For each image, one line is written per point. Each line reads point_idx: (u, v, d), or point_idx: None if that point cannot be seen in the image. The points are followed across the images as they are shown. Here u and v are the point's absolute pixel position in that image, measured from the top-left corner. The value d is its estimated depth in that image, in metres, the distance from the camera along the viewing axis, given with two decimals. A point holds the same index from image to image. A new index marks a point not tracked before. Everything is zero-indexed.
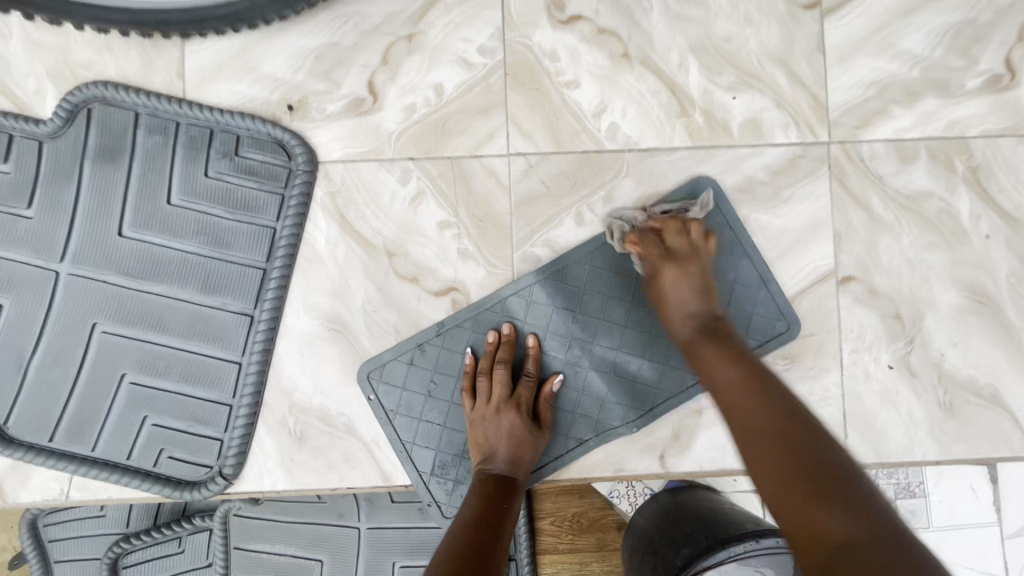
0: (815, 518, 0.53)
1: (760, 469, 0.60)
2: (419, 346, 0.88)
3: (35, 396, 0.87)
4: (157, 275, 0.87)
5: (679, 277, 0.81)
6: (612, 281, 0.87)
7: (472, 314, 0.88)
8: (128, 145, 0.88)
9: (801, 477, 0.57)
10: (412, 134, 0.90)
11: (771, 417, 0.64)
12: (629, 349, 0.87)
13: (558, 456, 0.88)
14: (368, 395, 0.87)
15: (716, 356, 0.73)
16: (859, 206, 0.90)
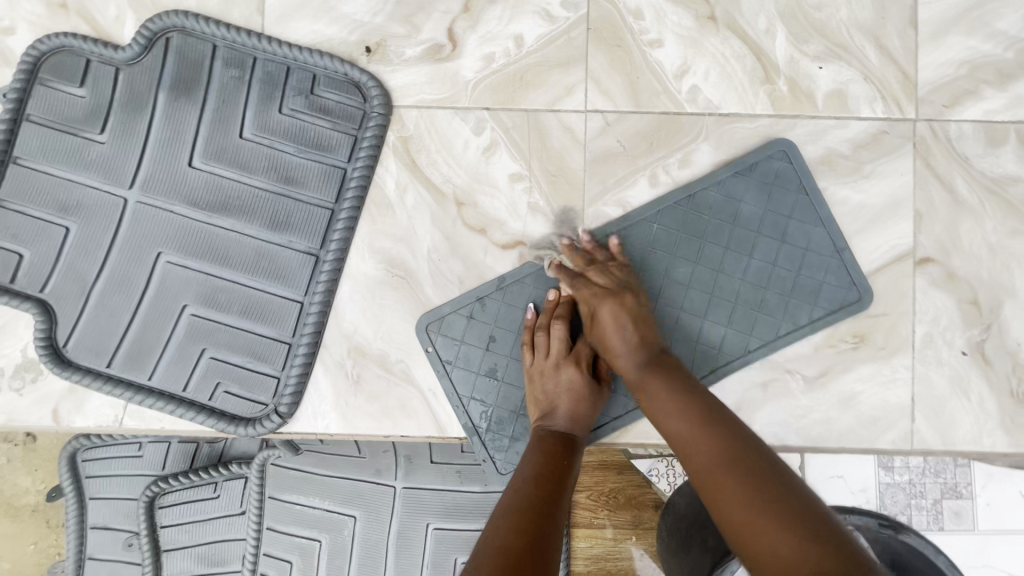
0: (777, 549, 0.57)
1: (731, 525, 0.62)
2: (480, 300, 0.87)
3: (96, 322, 0.87)
4: (225, 208, 0.87)
5: (620, 316, 0.80)
6: (682, 241, 0.86)
7: (533, 270, 0.87)
8: (203, 76, 0.87)
9: (774, 530, 0.59)
10: (490, 84, 0.88)
11: (732, 464, 0.66)
12: (692, 311, 0.86)
13: (616, 416, 0.87)
14: (426, 345, 0.87)
15: (661, 394, 0.75)
16: (943, 186, 0.88)
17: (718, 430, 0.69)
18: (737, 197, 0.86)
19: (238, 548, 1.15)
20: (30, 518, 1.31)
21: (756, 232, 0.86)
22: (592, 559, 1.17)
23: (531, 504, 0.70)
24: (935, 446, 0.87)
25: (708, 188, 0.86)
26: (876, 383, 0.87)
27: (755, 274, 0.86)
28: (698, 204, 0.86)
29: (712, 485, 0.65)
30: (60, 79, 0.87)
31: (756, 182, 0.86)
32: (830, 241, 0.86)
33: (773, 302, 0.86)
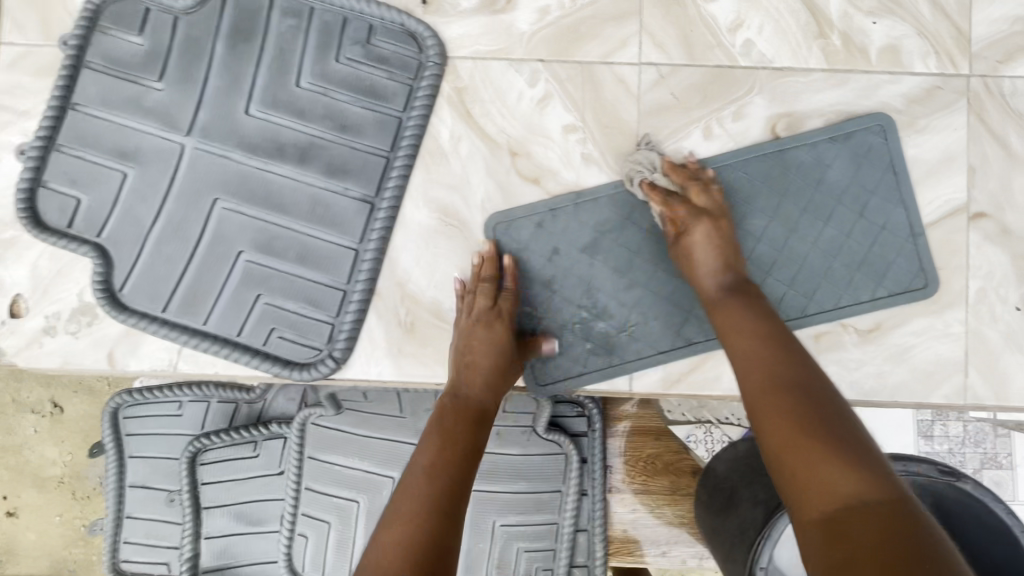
0: (828, 476, 0.57)
1: (778, 448, 0.61)
2: (554, 210, 0.87)
3: (152, 266, 0.87)
4: (281, 156, 0.87)
5: (711, 236, 0.81)
6: (764, 195, 0.86)
7: (606, 194, 0.87)
8: (261, 25, 0.88)
9: (828, 459, 0.58)
10: (545, 36, 0.89)
11: (797, 390, 0.65)
12: (757, 267, 0.86)
13: (663, 350, 0.87)
14: (492, 244, 0.87)
15: (732, 317, 0.75)
16: (996, 141, 0.88)
17: (783, 359, 0.69)
18: (826, 161, 0.86)
19: (276, 508, 1.16)
20: (56, 489, 1.31)
21: (841, 197, 0.86)
22: (629, 524, 1.18)
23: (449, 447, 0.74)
24: (988, 401, 0.87)
25: (799, 149, 0.87)
26: (928, 337, 0.87)
27: (829, 237, 0.86)
28: (785, 162, 0.87)
29: (767, 406, 0.65)
30: (120, 27, 0.88)
31: (848, 150, 0.87)
32: (909, 223, 0.86)
33: (839, 273, 0.86)
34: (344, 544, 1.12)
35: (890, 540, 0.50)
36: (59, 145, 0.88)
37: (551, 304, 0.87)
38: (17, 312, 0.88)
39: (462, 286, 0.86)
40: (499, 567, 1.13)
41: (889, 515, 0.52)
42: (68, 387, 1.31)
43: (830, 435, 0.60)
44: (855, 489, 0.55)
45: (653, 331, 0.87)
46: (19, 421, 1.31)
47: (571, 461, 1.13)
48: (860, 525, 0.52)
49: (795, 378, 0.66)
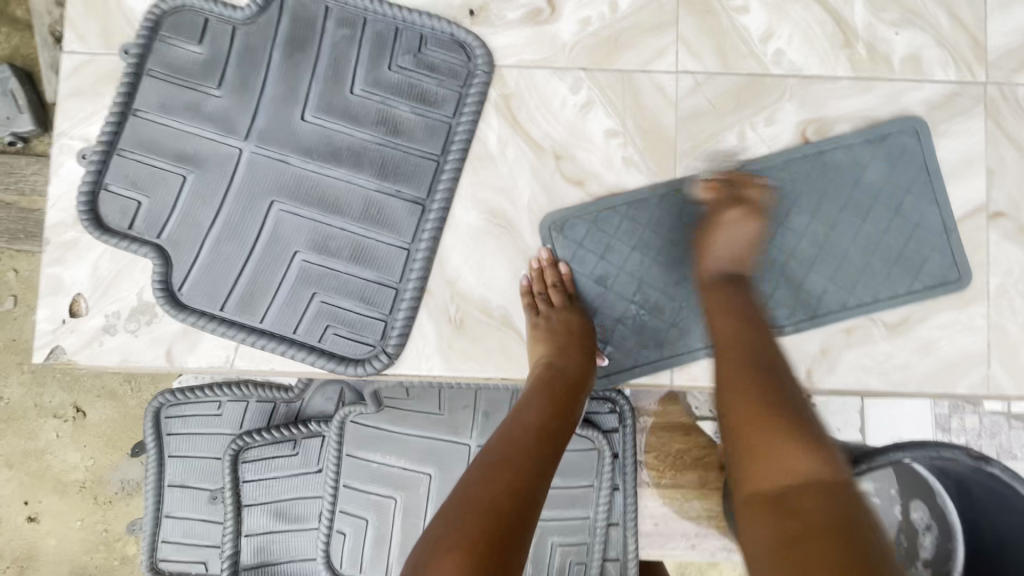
0: (789, 458, 0.62)
1: (738, 426, 0.67)
2: (608, 208, 0.91)
3: (211, 266, 0.90)
4: (337, 159, 0.91)
5: (561, 322, 0.87)
6: (804, 192, 0.91)
7: (654, 195, 0.92)
8: (316, 35, 0.92)
9: (779, 440, 0.64)
10: (586, 46, 0.94)
11: (755, 376, 0.71)
12: (800, 262, 0.91)
13: (713, 343, 0.91)
14: (545, 243, 0.91)
15: (726, 303, 0.81)
16: (1013, 145, 0.93)
17: (754, 351, 0.74)
18: (862, 162, 0.91)
19: (315, 506, 1.17)
20: (78, 494, 1.31)
21: (878, 196, 0.91)
22: (659, 518, 1.21)
23: (536, 424, 0.76)
24: (1011, 391, 0.91)
25: (837, 150, 0.92)
26: (953, 330, 0.91)
27: (867, 234, 0.91)
28: (823, 162, 0.92)
29: (736, 389, 0.70)
30: (180, 37, 0.92)
31: (882, 151, 0.92)
32: (940, 216, 0.91)
33: (877, 266, 0.91)
34: (382, 539, 1.14)
35: (835, 512, 0.56)
36: (120, 149, 0.91)
37: (599, 299, 0.92)
38: (77, 311, 0.90)
39: (528, 286, 0.90)
40: (534, 560, 1.16)
41: (828, 490, 0.58)
42: (94, 391, 1.31)
43: (791, 419, 0.66)
44: (804, 466, 0.61)
45: (700, 325, 0.91)
46: (41, 424, 1.30)
47: (604, 456, 1.17)
48: (803, 498, 0.58)
49: (769, 364, 0.73)
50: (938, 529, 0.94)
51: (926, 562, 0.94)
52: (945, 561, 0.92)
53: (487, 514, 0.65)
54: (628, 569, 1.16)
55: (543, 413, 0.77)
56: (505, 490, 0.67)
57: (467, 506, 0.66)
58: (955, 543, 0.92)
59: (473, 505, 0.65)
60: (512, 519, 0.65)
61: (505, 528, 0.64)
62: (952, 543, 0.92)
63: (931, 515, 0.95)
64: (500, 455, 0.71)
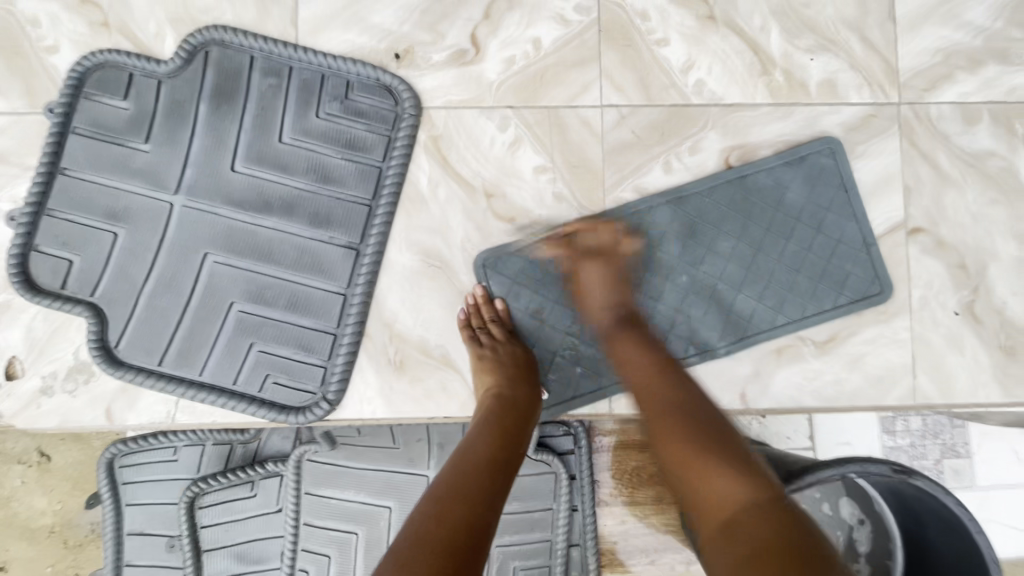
0: (722, 489, 0.66)
1: (673, 460, 0.71)
2: (543, 242, 0.93)
3: (146, 322, 0.90)
4: (269, 208, 0.92)
5: (596, 270, 0.90)
6: (728, 217, 0.94)
7: (586, 226, 0.94)
8: (242, 86, 0.93)
9: (711, 471, 0.68)
10: (512, 84, 0.95)
11: (679, 405, 0.76)
12: (729, 285, 0.93)
13: None
14: (481, 281, 0.93)
15: (635, 344, 0.84)
16: (927, 162, 0.96)
17: (652, 393, 0.78)
18: (784, 183, 0.94)
19: (275, 546, 1.17)
20: (46, 539, 1.29)
21: (802, 215, 0.94)
22: (619, 535, 1.22)
23: (485, 457, 0.76)
24: (937, 399, 0.94)
25: (760, 173, 0.94)
26: (879, 343, 0.94)
27: (793, 254, 0.93)
28: (747, 185, 0.94)
29: (664, 427, 0.74)
30: (104, 94, 0.92)
31: (803, 172, 0.94)
32: (861, 235, 0.94)
33: (803, 286, 0.93)
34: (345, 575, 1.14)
35: (769, 533, 0.60)
36: (49, 209, 0.91)
37: (537, 331, 0.93)
38: (12, 374, 0.90)
39: (466, 320, 0.91)
40: None
41: (760, 514, 0.63)
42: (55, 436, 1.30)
43: (720, 448, 0.70)
44: (740, 495, 0.65)
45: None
46: (4, 471, 1.28)
47: (561, 479, 1.18)
48: (748, 523, 0.62)
49: (677, 392, 0.77)
50: (871, 524, 0.97)
51: (867, 559, 0.95)
52: (884, 558, 0.94)
53: (438, 549, 0.63)
54: None
55: (492, 446, 0.77)
56: (459, 524, 0.66)
57: (419, 543, 0.64)
58: (893, 541, 0.94)
59: (427, 542, 0.64)
60: (465, 553, 0.63)
61: (462, 557, 0.63)
62: (891, 543, 0.94)
63: (862, 510, 0.99)
64: (451, 491, 0.70)
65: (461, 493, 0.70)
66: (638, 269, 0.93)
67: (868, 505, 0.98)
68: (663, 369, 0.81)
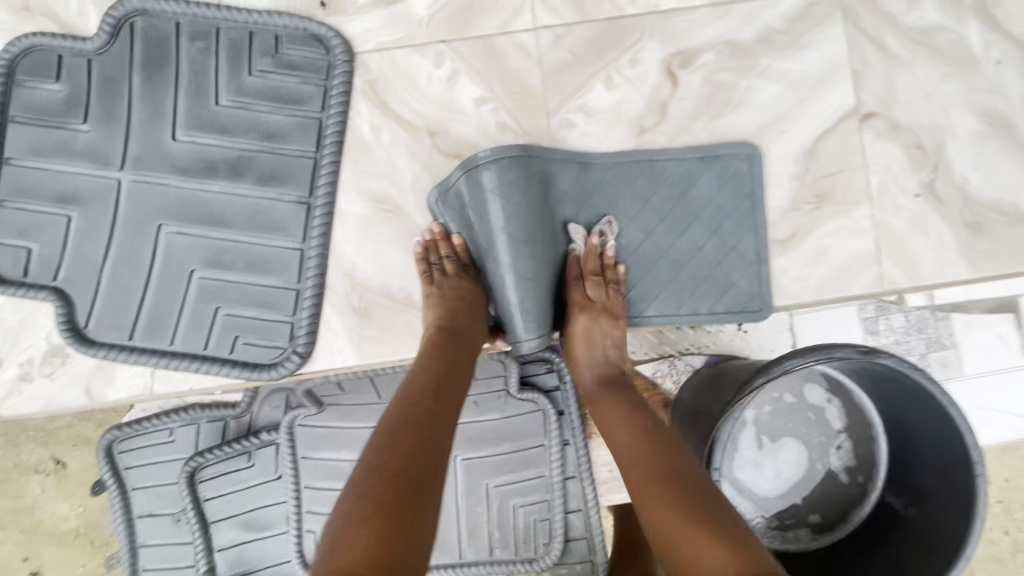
0: (705, 556, 0.60)
1: (661, 532, 0.65)
2: (483, 169, 0.89)
3: (112, 299, 0.92)
4: (216, 172, 0.92)
5: (597, 326, 0.89)
6: (678, 124, 0.93)
7: (528, 147, 0.90)
8: (172, 53, 0.92)
9: (698, 539, 0.61)
10: (442, 17, 0.93)
11: (662, 471, 0.70)
12: (687, 193, 0.93)
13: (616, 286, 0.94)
14: (436, 220, 0.93)
15: (613, 408, 0.82)
16: (875, 44, 0.94)
17: (655, 447, 0.74)
18: (729, 81, 0.93)
19: (281, 511, 1.20)
20: (75, 542, 1.32)
21: (757, 116, 0.93)
22: (614, 463, 1.23)
23: (430, 385, 0.77)
24: (905, 284, 0.94)
25: (711, 79, 0.94)
26: (841, 235, 0.93)
27: (747, 154, 0.93)
28: (699, 92, 0.94)
29: (649, 503, 0.68)
30: (37, 78, 0.92)
31: (755, 75, 0.93)
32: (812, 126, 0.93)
33: (762, 185, 0.93)
34: None
35: None
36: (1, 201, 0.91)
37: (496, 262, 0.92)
38: None
39: (423, 255, 0.91)
40: (500, 526, 1.19)
41: None
42: (69, 442, 1.32)
43: (699, 510, 0.64)
44: (728, 563, 0.58)
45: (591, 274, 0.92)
46: (23, 480, 1.31)
47: (549, 415, 1.19)
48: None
49: (659, 447, 0.74)
50: (841, 402, 0.99)
51: (847, 433, 0.99)
52: (867, 439, 0.98)
53: (392, 477, 0.65)
54: (591, 518, 1.19)
55: (436, 376, 0.79)
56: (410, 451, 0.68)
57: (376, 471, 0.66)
58: (875, 426, 0.97)
59: (381, 470, 0.66)
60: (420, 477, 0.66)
61: (415, 481, 0.65)
62: (872, 427, 0.97)
63: (829, 389, 1.00)
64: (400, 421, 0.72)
65: (412, 421, 0.72)
66: (594, 187, 0.93)
67: (839, 386, 1.00)
68: (654, 435, 0.76)
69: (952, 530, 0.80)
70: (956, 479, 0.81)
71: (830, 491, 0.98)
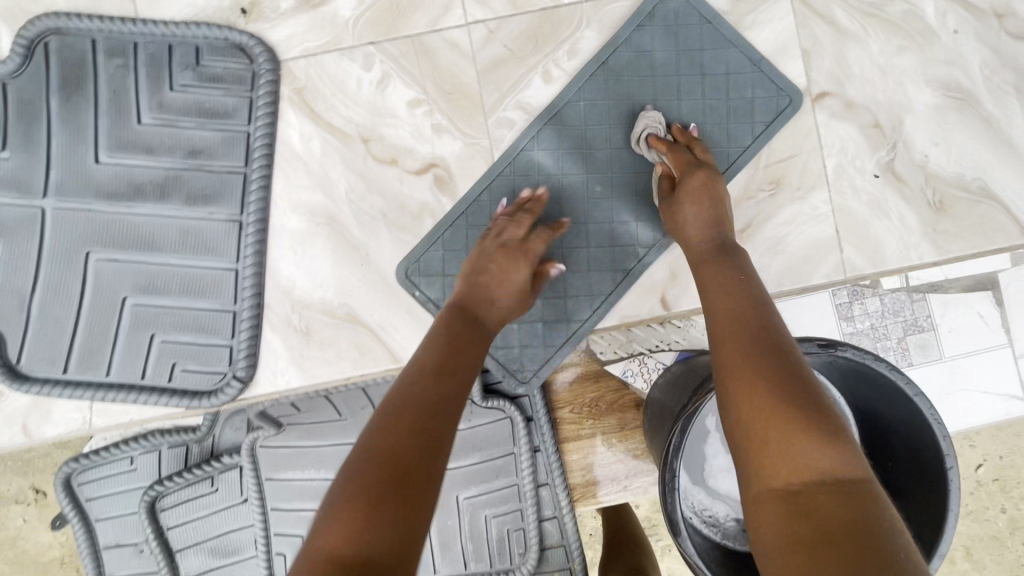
0: (802, 447, 0.51)
1: (750, 405, 0.55)
2: (449, 228, 0.89)
3: (42, 332, 0.88)
4: (144, 195, 0.88)
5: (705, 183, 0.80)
6: (617, 107, 0.88)
7: (482, 188, 0.89)
8: (89, 72, 0.88)
9: (798, 431, 0.52)
10: (369, 18, 0.89)
11: (766, 345, 0.60)
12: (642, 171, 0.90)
13: (608, 292, 0.94)
14: (413, 292, 0.89)
15: (718, 273, 0.71)
16: (824, 20, 0.89)
17: (755, 321, 0.63)
18: (646, 47, 0.88)
19: (247, 536, 1.16)
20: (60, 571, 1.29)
21: (700, 103, 0.88)
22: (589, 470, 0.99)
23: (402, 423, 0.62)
24: (868, 270, 0.90)
25: (649, 72, 0.88)
26: (798, 222, 0.89)
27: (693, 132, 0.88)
28: (613, 70, 0.88)
29: (741, 375, 0.57)
30: None
31: (699, 70, 0.88)
32: (758, 109, 0.88)
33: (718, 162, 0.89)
34: None
35: (857, 521, 0.46)
36: None
37: None
38: None
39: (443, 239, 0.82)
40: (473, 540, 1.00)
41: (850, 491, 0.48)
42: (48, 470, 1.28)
43: (806, 395, 0.54)
44: (830, 462, 0.50)
45: (592, 281, 0.93)
46: None
47: (518, 424, 0.98)
48: (818, 497, 0.48)
49: (755, 319, 0.63)
50: None
51: None
52: None
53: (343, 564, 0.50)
54: (566, 526, 0.99)
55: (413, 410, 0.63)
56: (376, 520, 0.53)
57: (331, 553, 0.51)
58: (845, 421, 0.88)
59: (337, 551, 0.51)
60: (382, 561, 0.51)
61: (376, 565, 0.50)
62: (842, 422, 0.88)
63: None
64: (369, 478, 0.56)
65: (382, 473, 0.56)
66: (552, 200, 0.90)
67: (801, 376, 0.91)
68: (759, 310, 0.65)
69: (923, 529, 0.73)
70: (923, 473, 0.74)
71: None
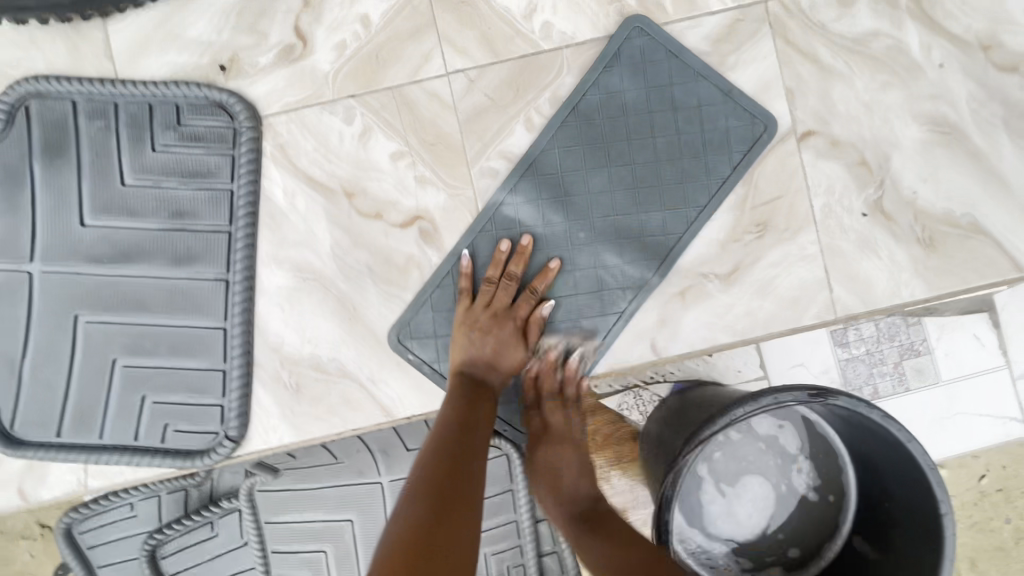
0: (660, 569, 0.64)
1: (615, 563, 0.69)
2: (436, 288, 0.89)
3: (34, 395, 0.89)
4: (130, 256, 0.88)
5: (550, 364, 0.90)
6: (595, 152, 0.88)
7: (466, 241, 0.89)
8: (71, 134, 0.88)
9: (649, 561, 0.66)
10: (348, 71, 0.89)
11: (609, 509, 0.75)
12: (625, 212, 0.88)
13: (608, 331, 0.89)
14: (405, 355, 0.89)
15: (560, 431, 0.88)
16: (807, 57, 0.88)
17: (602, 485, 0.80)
18: (616, 89, 0.88)
19: None
20: None
21: (676, 143, 0.88)
22: None
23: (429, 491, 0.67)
24: (858, 310, 0.89)
25: (627, 116, 0.88)
26: (787, 263, 0.89)
27: (672, 173, 0.88)
28: (584, 113, 0.88)
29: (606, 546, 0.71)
30: None
31: (677, 114, 0.88)
32: (740, 150, 0.88)
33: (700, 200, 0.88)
34: None
35: None
36: None
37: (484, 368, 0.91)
38: None
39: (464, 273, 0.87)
40: None
41: None
42: None
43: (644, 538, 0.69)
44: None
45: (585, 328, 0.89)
46: None
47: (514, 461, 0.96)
48: None
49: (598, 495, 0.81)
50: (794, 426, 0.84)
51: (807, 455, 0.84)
52: (835, 476, 0.83)
53: None
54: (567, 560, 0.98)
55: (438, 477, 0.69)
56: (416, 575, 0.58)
57: None
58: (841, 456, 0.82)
59: None
60: None
61: None
62: (838, 458, 0.83)
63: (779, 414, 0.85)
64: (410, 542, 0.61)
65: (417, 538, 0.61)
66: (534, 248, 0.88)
67: (788, 411, 0.84)
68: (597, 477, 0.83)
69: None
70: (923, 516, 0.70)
71: (800, 530, 0.84)
